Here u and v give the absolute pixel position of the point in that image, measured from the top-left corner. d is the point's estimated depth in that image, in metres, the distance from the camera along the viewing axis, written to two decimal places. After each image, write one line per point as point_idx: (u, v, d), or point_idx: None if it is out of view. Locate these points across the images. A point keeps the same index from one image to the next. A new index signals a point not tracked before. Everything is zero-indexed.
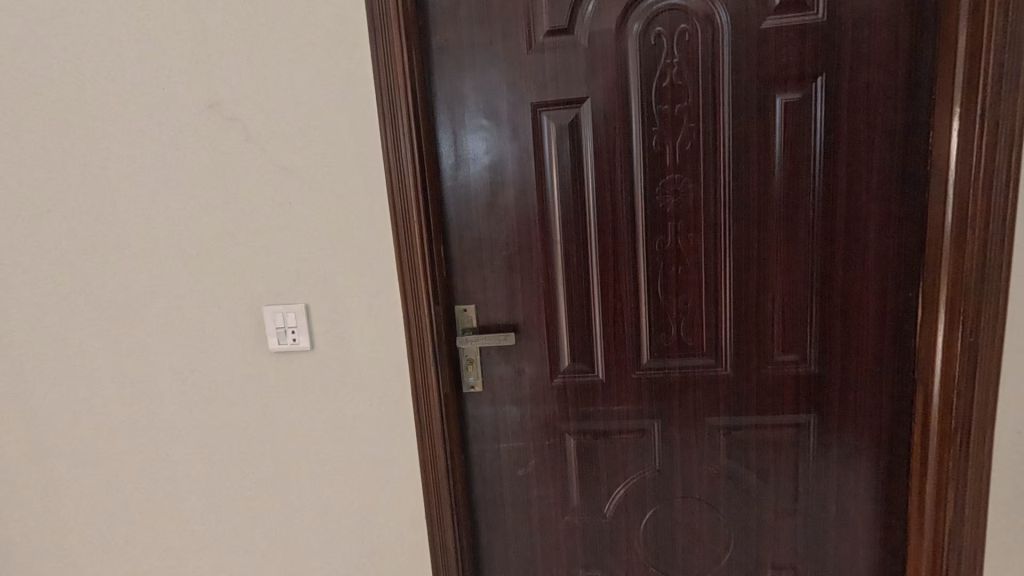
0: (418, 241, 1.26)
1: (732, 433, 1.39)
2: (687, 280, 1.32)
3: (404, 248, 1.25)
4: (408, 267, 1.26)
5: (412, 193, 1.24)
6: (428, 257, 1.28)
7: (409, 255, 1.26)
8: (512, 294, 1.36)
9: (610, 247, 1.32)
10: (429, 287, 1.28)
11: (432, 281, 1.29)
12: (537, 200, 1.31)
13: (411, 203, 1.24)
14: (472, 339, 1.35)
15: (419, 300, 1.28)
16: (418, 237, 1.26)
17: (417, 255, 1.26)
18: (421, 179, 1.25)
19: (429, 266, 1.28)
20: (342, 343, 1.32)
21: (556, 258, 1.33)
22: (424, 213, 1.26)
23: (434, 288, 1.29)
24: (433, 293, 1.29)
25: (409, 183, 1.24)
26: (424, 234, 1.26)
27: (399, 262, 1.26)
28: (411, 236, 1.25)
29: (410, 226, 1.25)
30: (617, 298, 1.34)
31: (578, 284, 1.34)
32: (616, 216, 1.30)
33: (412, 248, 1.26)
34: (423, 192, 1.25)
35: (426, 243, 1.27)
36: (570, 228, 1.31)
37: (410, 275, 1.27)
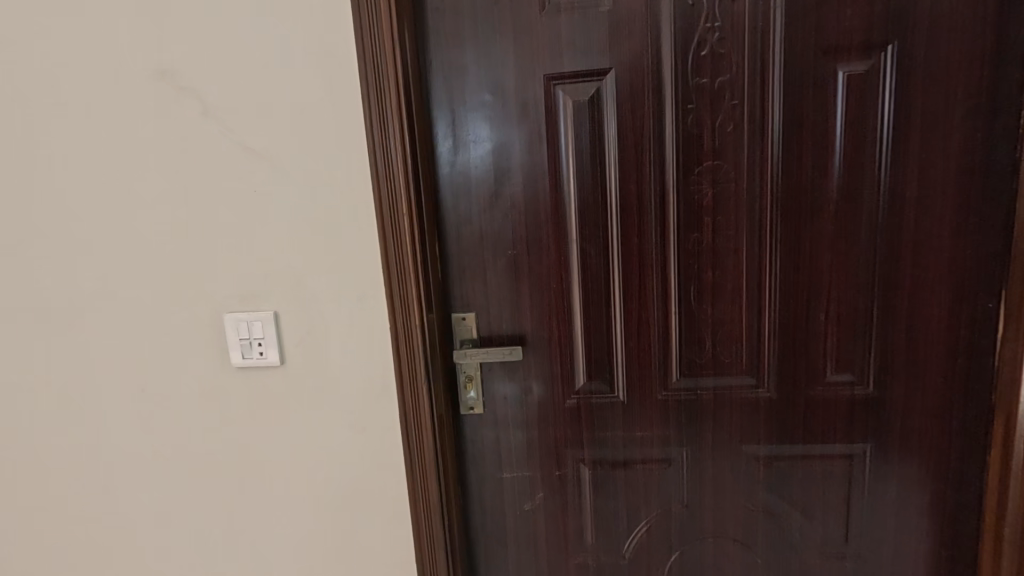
0: (410, 238, 1.06)
1: (774, 463, 1.20)
2: (724, 286, 1.13)
3: (394, 246, 1.05)
4: (398, 268, 1.06)
5: (404, 181, 1.04)
6: (421, 257, 1.08)
7: (400, 254, 1.06)
8: (519, 300, 1.16)
9: (636, 247, 1.12)
10: (423, 293, 1.08)
11: (426, 286, 1.10)
12: (550, 191, 1.11)
13: (402, 192, 1.04)
14: (472, 353, 1.15)
15: (411, 307, 1.08)
16: (410, 234, 1.06)
17: (408, 255, 1.06)
18: (414, 164, 1.05)
19: (423, 269, 1.08)
20: (320, 356, 1.12)
21: (571, 259, 1.13)
22: (417, 205, 1.06)
23: (427, 294, 1.10)
24: (427, 299, 1.10)
25: (398, 169, 1.03)
26: (417, 231, 1.06)
27: (387, 262, 1.06)
28: (402, 233, 1.05)
29: (400, 221, 1.05)
30: (641, 306, 1.14)
31: (597, 290, 1.14)
32: (643, 210, 1.10)
33: (404, 246, 1.05)
34: (416, 180, 1.05)
35: (419, 241, 1.07)
36: (589, 224, 1.12)
37: (400, 278, 1.07)
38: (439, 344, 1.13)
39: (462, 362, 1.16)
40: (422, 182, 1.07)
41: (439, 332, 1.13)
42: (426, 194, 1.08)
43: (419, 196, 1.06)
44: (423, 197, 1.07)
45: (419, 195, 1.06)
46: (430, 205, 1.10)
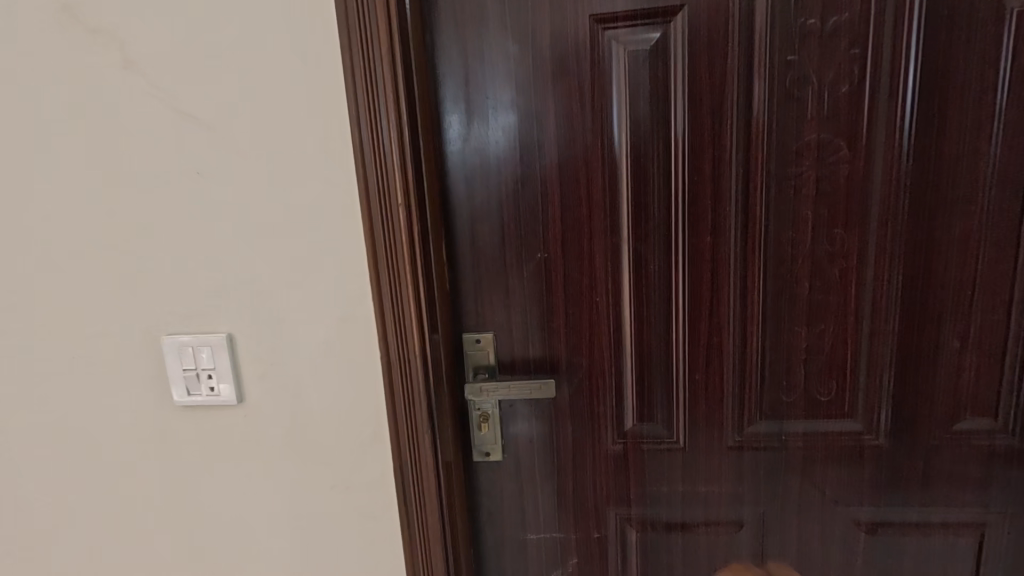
0: (409, 237, 0.76)
1: (879, 530, 0.92)
2: (825, 303, 0.85)
3: (387, 249, 0.76)
4: (394, 279, 0.77)
5: (401, 158, 0.75)
6: (425, 264, 0.79)
7: (397, 260, 0.76)
8: (550, 319, 0.89)
9: (708, 249, 0.84)
10: (427, 312, 0.79)
11: (431, 303, 0.80)
12: (595, 177, 0.84)
13: (397, 174, 0.75)
14: (490, 388, 0.88)
15: (411, 333, 0.78)
16: (410, 231, 0.76)
17: (408, 261, 0.76)
18: (412, 135, 0.76)
19: (426, 280, 0.79)
20: (289, 403, 0.82)
21: (621, 266, 0.86)
22: (419, 191, 0.77)
23: (432, 314, 0.80)
24: (431, 322, 0.80)
25: (391, 141, 0.74)
26: (420, 227, 0.77)
27: (378, 271, 0.76)
28: (399, 230, 0.76)
29: (395, 215, 0.75)
30: (713, 327, 0.87)
31: (655, 306, 0.87)
32: (720, 202, 0.83)
33: (401, 249, 0.76)
34: (416, 159, 0.77)
35: (422, 241, 0.78)
36: (645, 219, 0.84)
37: (395, 294, 0.77)
38: (449, 377, 0.85)
39: (476, 399, 0.89)
40: (425, 161, 0.78)
41: (447, 362, 0.85)
42: (431, 179, 0.80)
43: (423, 181, 0.78)
44: (427, 182, 0.79)
45: (422, 180, 0.78)
46: (435, 193, 0.83)
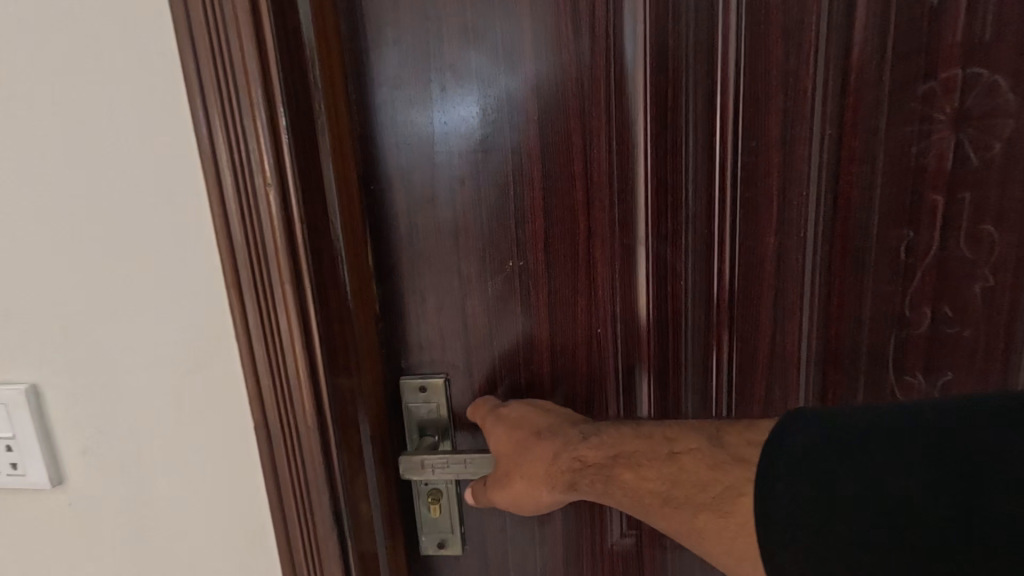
0: (288, 243, 0.46)
1: None
2: (955, 341, 0.54)
3: (253, 261, 0.46)
4: (268, 310, 0.47)
5: (270, 110, 0.44)
6: (321, 285, 0.48)
7: (268, 279, 0.46)
8: (529, 360, 0.60)
9: (770, 257, 0.55)
10: (325, 363, 0.49)
11: (332, 347, 0.50)
12: (598, 145, 0.54)
13: (263, 136, 0.44)
14: (441, 462, 0.59)
15: (299, 394, 0.49)
16: (291, 233, 0.46)
17: (288, 282, 0.46)
18: (292, 72, 0.45)
19: (322, 311, 0.49)
20: (127, 489, 0.55)
21: (636, 283, 0.56)
22: (311, 167, 0.47)
23: (333, 365, 0.50)
24: (333, 377, 0.50)
25: (250, 73, 0.43)
26: (309, 227, 0.47)
27: (242, 296, 0.47)
28: (270, 230, 0.45)
29: (262, 205, 0.45)
30: (775, 371, 0.57)
31: (687, 342, 0.57)
32: (792, 182, 0.53)
33: (276, 262, 0.46)
34: (303, 113, 0.46)
35: (313, 249, 0.47)
36: (675, 211, 0.54)
37: (269, 328, 0.47)
38: (372, 446, 0.57)
39: (419, 479, 0.60)
40: (323, 119, 0.49)
41: (369, 424, 0.57)
42: (337, 148, 0.51)
43: (316, 150, 0.48)
44: (324, 153, 0.49)
45: (316, 149, 0.48)
46: (348, 171, 0.54)
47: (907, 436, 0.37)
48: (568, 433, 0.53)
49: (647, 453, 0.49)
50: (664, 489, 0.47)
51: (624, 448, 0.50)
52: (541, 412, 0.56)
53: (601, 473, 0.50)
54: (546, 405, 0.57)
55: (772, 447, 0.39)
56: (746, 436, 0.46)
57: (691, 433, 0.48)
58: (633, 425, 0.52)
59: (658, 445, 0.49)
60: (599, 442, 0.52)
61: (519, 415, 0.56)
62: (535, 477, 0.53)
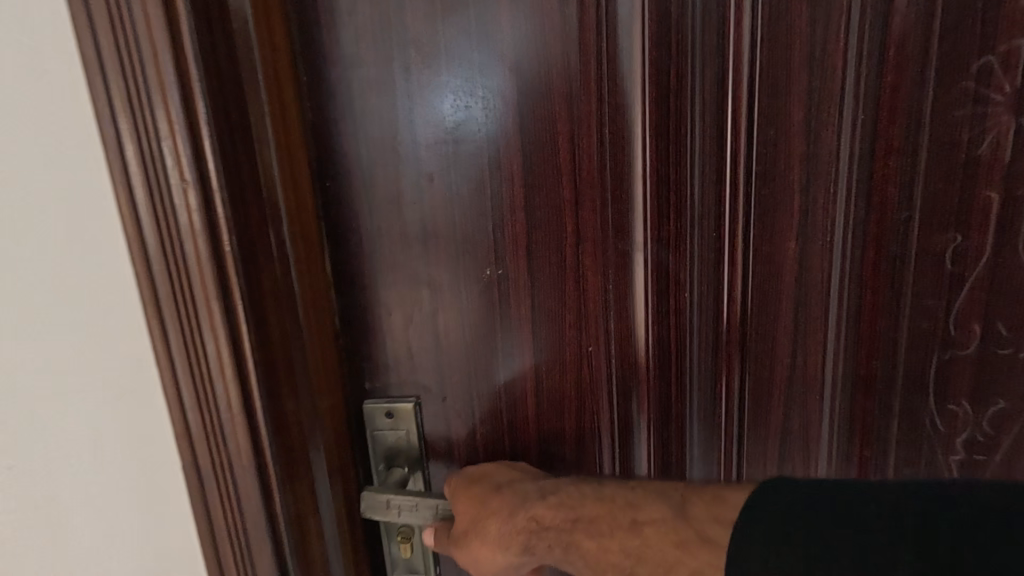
0: (214, 253, 0.38)
1: None
2: (1009, 366, 0.46)
3: (174, 273, 0.39)
4: (193, 331, 0.40)
5: (186, 92, 0.36)
6: (256, 303, 0.41)
7: (191, 295, 0.39)
8: (511, 384, 0.52)
9: (790, 266, 0.47)
10: (263, 395, 0.41)
11: (273, 375, 0.42)
12: (588, 135, 0.46)
13: (177, 124, 0.36)
14: (409, 504, 0.51)
15: (233, 431, 0.41)
16: (217, 241, 0.38)
17: (214, 299, 0.39)
18: (216, 45, 0.37)
19: (259, 333, 0.41)
20: (27, 548, 0.45)
21: (633, 296, 0.48)
22: (243, 161, 0.39)
23: (274, 396, 0.42)
24: (273, 411, 0.42)
25: (158, 44, 0.35)
26: (239, 233, 0.39)
27: (162, 315, 0.40)
28: (191, 237, 0.38)
29: (180, 206, 0.38)
30: (795, 398, 0.49)
31: (693, 364, 0.50)
32: (818, 178, 0.44)
33: (200, 276, 0.39)
34: (233, 95, 0.39)
35: (244, 259, 0.39)
36: (678, 212, 0.46)
37: (194, 351, 0.40)
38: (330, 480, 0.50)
39: (385, 518, 0.52)
40: (260, 104, 0.41)
41: (325, 459, 0.49)
42: (282, 138, 0.44)
43: (251, 141, 0.40)
44: (260, 144, 0.41)
45: (251, 139, 0.40)
46: (297, 165, 0.46)
47: (910, 512, 0.35)
48: (526, 491, 0.46)
49: (608, 520, 0.43)
50: (628, 565, 0.42)
51: (584, 513, 0.44)
52: (505, 467, 0.50)
53: (560, 538, 0.44)
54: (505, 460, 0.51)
55: (780, 480, 0.39)
56: (714, 513, 0.40)
57: (656, 498, 0.43)
58: (596, 482, 0.46)
59: (619, 514, 0.43)
60: (559, 500, 0.45)
61: (479, 471, 0.49)
62: (488, 539, 0.45)
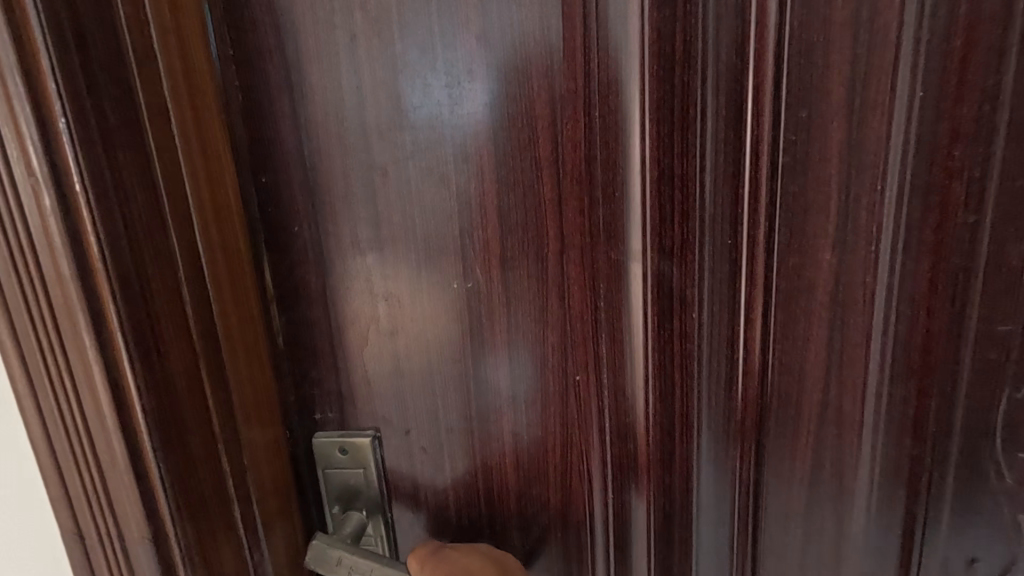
0: (80, 276, 0.31)
1: None
2: None
3: (32, 301, 0.32)
4: (63, 369, 0.33)
5: (31, 74, 0.29)
6: (144, 335, 0.33)
7: (55, 327, 0.32)
8: (484, 418, 0.44)
9: (824, 282, 0.38)
10: (155, 448, 0.34)
11: (173, 421, 0.35)
12: (573, 120, 0.37)
13: (25, 116, 0.29)
14: (364, 567, 0.42)
15: (119, 486, 0.34)
16: (83, 261, 0.31)
17: (84, 330, 0.32)
18: (79, 14, 0.30)
19: (148, 372, 0.33)
20: None
21: (629, 318, 0.40)
22: (122, 158, 0.32)
23: (173, 446, 0.35)
24: (171, 466, 0.35)
25: None
26: (115, 250, 0.32)
27: (22, 350, 0.33)
28: (50, 257, 0.31)
29: (33, 219, 0.30)
30: (827, 440, 0.40)
31: (702, 400, 0.41)
32: (862, 173, 0.35)
33: (64, 303, 0.32)
34: (107, 74, 0.31)
35: (122, 282, 0.32)
36: (685, 216, 0.37)
37: (66, 393, 0.33)
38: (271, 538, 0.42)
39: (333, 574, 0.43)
40: (156, 88, 0.33)
41: (262, 513, 0.41)
42: (189, 128, 0.35)
43: (137, 131, 0.32)
44: (151, 138, 0.33)
45: (138, 131, 0.32)
46: (213, 160, 0.37)
47: None
48: None
49: None
50: None
51: None
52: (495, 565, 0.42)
53: None
54: (501, 557, 0.43)
55: None
56: None
57: None
58: None
59: None
60: None
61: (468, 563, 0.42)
62: None
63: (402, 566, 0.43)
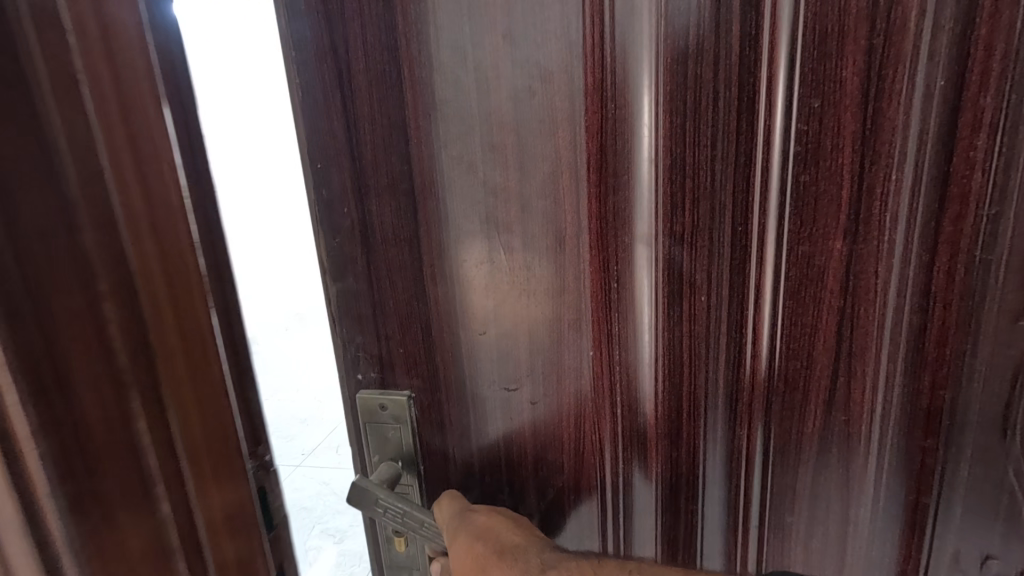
0: None
1: None
2: None
3: None
4: None
5: None
6: (39, 368, 0.24)
7: None
8: (506, 388, 0.48)
9: (834, 270, 0.38)
10: (62, 519, 0.25)
11: (85, 479, 0.26)
12: (590, 111, 0.40)
13: None
14: (396, 511, 0.49)
15: (13, 564, 0.26)
16: None
17: None
18: None
19: (48, 420, 0.25)
20: None
21: (638, 299, 0.42)
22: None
23: (88, 514, 0.26)
24: (87, 538, 0.26)
25: None
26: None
27: None
28: None
29: None
30: (835, 428, 0.41)
31: (708, 381, 0.43)
32: (873, 166, 0.36)
33: None
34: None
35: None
36: (694, 204, 0.39)
37: None
38: None
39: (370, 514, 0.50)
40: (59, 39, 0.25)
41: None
42: (106, 92, 0.27)
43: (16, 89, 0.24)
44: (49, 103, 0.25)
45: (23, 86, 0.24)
46: (143, 132, 0.29)
47: None
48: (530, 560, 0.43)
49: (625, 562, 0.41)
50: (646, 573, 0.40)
51: None
52: (509, 523, 0.46)
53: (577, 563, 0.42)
54: (515, 517, 0.48)
55: None
56: None
57: None
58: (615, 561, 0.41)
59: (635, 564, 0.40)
60: None
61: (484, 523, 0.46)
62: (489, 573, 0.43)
63: (429, 513, 0.49)
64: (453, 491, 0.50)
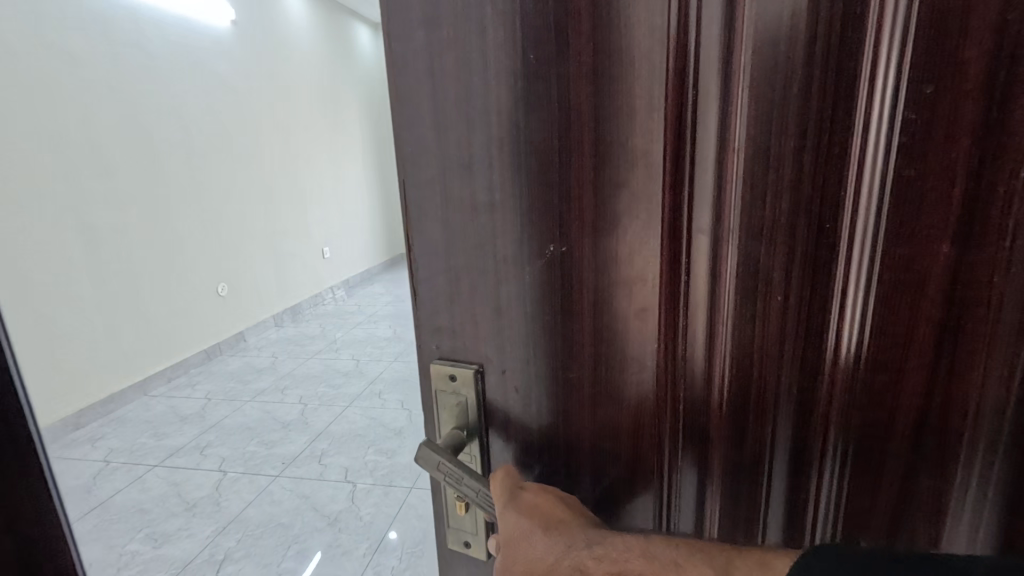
0: None
1: None
2: None
3: None
4: None
5: None
6: None
7: None
8: (566, 374, 0.48)
9: (938, 275, 0.34)
10: None
11: None
12: (672, 97, 0.38)
13: None
14: (454, 476, 0.51)
15: None
16: None
17: None
18: None
19: None
20: None
21: (709, 292, 0.41)
22: None
23: None
24: None
25: None
26: None
27: None
28: None
29: None
30: (922, 452, 0.37)
31: (781, 386, 0.40)
32: (991, 162, 0.32)
33: None
34: None
35: None
36: (777, 196, 0.37)
37: None
38: None
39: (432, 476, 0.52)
40: None
41: None
42: None
43: None
44: None
45: None
46: None
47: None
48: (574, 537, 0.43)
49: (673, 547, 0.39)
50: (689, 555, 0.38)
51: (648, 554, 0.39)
52: (557, 502, 0.48)
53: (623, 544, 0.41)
54: (565, 496, 0.49)
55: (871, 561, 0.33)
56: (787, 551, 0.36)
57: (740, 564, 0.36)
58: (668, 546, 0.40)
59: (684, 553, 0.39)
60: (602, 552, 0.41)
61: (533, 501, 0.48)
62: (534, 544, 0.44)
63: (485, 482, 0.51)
64: (509, 467, 0.51)
